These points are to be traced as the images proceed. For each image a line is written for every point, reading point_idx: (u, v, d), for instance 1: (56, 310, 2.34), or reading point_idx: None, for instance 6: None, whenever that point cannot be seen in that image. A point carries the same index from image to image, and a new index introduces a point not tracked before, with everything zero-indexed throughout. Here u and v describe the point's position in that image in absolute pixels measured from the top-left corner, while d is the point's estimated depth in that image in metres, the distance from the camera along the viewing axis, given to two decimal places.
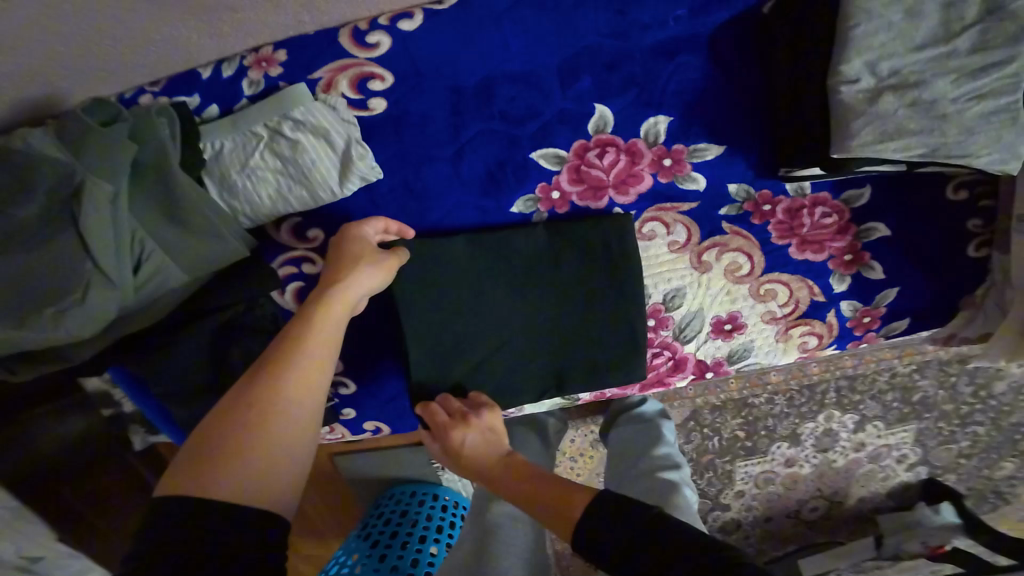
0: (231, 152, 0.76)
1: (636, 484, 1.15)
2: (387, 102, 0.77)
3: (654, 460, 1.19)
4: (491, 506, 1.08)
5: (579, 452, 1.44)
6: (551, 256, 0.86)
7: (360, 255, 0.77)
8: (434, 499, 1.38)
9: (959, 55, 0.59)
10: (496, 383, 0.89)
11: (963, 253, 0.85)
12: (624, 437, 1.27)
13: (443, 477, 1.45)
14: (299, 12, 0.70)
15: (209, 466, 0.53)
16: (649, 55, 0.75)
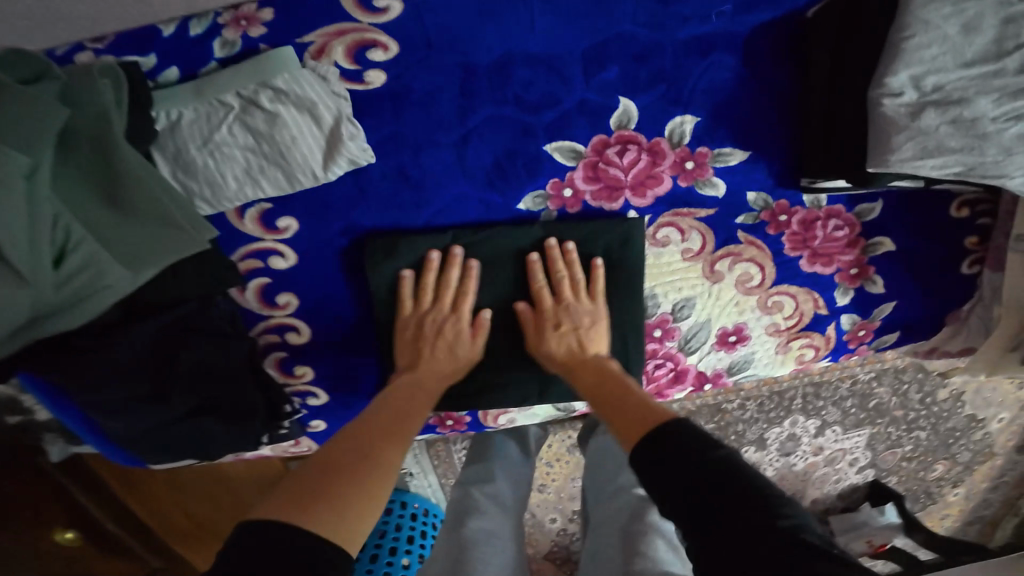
0: (192, 123, 0.65)
1: (611, 503, 1.06)
2: (386, 76, 0.68)
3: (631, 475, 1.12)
4: (467, 521, 0.98)
5: (557, 457, 1.38)
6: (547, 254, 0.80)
7: (464, 352, 0.80)
8: (401, 507, 1.33)
9: (1005, 74, 0.58)
10: (485, 378, 0.86)
11: (956, 269, 0.87)
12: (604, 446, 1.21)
13: (410, 484, 1.40)
14: None
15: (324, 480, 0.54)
16: (681, 49, 0.72)
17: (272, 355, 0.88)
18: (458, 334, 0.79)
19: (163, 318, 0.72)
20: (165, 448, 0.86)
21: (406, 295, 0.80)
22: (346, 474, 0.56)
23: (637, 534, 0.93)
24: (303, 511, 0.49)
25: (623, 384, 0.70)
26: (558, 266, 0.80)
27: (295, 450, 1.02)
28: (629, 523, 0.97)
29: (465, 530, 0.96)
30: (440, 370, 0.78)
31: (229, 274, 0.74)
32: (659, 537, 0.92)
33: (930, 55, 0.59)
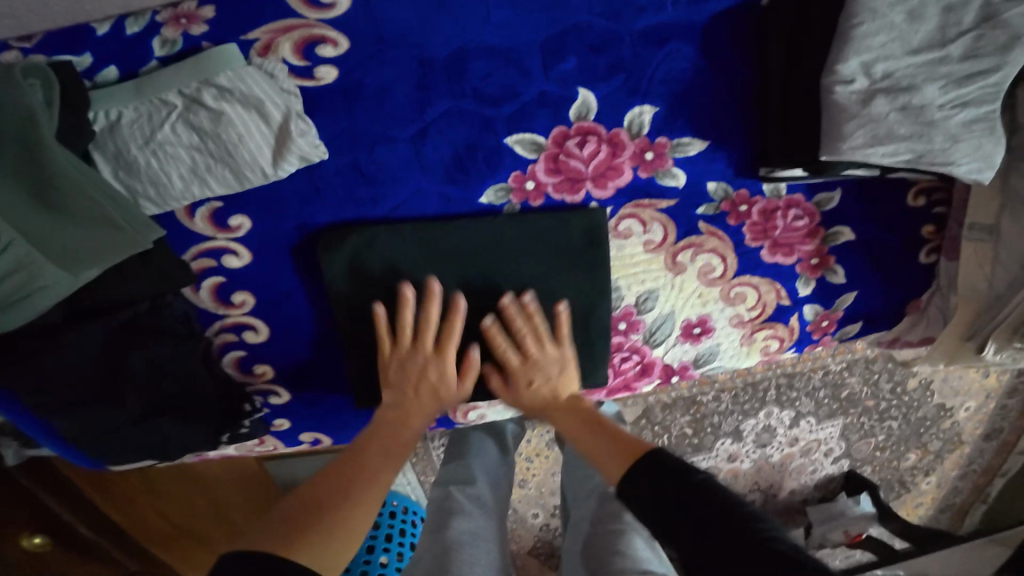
0: (133, 123, 0.63)
1: (586, 503, 1.05)
2: (338, 72, 0.66)
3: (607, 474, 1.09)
4: (450, 521, 0.98)
5: (536, 452, 1.38)
6: (511, 249, 0.80)
7: (447, 390, 0.81)
8: (381, 505, 1.33)
9: (951, 61, 0.59)
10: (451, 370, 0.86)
11: (914, 258, 0.88)
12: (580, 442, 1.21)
13: (390, 482, 1.39)
14: None
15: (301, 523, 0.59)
16: (638, 39, 0.71)
17: (229, 353, 0.86)
18: (443, 375, 0.81)
19: (115, 317, 0.71)
20: (119, 452, 0.83)
21: (384, 336, 0.79)
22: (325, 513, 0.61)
23: (615, 533, 0.94)
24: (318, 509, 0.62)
25: (600, 428, 0.77)
26: (515, 322, 0.81)
27: (260, 450, 1.00)
28: (608, 521, 0.97)
29: (448, 533, 0.95)
30: (427, 406, 0.81)
31: (179, 274, 0.73)
32: (637, 536, 0.94)
33: (878, 42, 0.59)
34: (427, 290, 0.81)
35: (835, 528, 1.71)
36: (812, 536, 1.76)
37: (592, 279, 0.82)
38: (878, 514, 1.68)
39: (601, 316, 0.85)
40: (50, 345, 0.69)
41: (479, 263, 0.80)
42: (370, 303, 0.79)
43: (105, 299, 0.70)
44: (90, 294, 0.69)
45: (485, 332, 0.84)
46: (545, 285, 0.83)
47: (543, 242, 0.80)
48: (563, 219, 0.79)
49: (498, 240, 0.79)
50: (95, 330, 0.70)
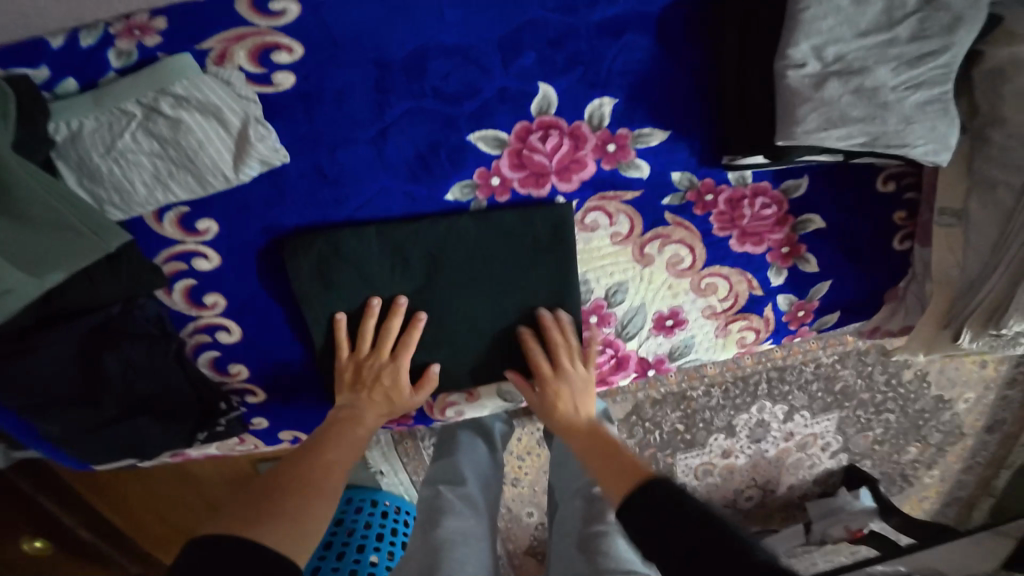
0: (93, 133, 0.63)
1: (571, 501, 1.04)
2: (295, 77, 0.67)
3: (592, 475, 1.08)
4: (441, 521, 0.97)
5: (528, 450, 1.34)
6: (477, 243, 0.80)
7: (399, 397, 0.84)
8: (372, 505, 1.34)
9: (900, 42, 0.59)
10: (428, 362, 0.86)
11: (889, 246, 0.87)
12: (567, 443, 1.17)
13: (382, 483, 1.39)
14: None
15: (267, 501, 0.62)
16: (595, 32, 0.71)
17: (204, 355, 0.86)
18: (395, 382, 0.83)
19: (89, 320, 0.73)
20: (97, 452, 0.83)
21: (343, 341, 0.82)
22: (292, 495, 0.64)
23: (598, 536, 0.93)
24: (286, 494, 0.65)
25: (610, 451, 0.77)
26: (552, 333, 0.84)
27: (243, 448, 0.99)
28: (591, 521, 0.96)
29: (439, 532, 0.95)
30: (378, 409, 0.83)
31: (151, 276, 0.73)
32: (620, 536, 0.93)
33: (828, 25, 0.59)
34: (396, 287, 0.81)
35: (837, 523, 1.68)
36: (812, 531, 1.73)
37: (559, 267, 0.82)
38: (879, 508, 1.66)
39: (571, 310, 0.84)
40: (24, 349, 0.70)
41: (447, 259, 0.80)
42: (338, 300, 0.80)
43: (76, 303, 0.71)
44: (61, 298, 0.69)
45: (456, 327, 0.84)
46: (513, 281, 0.83)
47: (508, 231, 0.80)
48: (530, 213, 0.79)
49: (463, 233, 0.79)
50: (70, 331, 0.72)
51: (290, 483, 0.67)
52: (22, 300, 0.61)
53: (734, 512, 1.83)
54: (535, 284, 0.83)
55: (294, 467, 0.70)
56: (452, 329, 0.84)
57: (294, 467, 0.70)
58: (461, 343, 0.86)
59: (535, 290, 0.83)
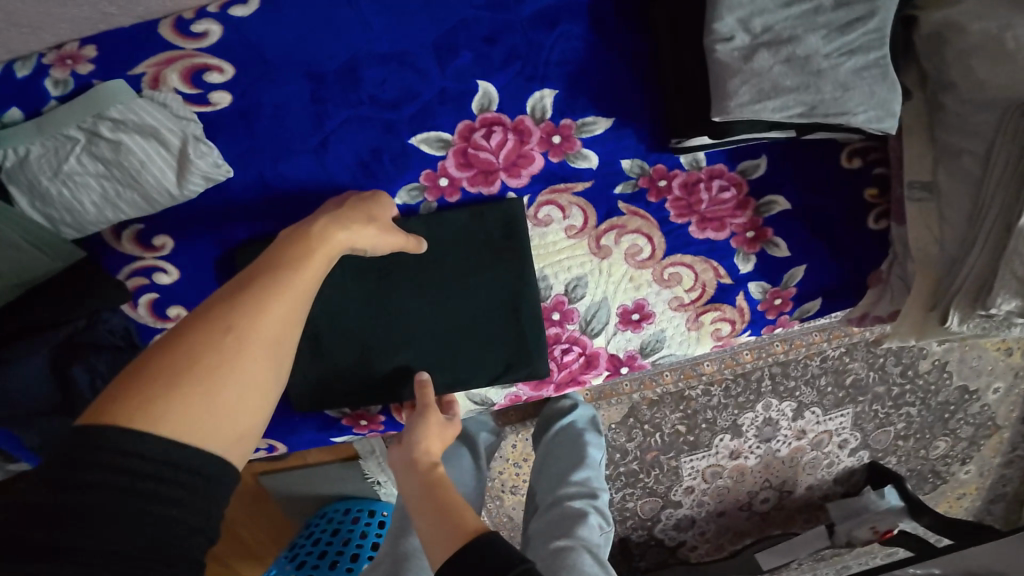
0: (41, 158, 0.67)
1: (544, 516, 1.00)
2: (232, 96, 0.70)
3: (568, 488, 1.03)
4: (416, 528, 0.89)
5: (524, 457, 1.30)
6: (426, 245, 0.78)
7: (376, 211, 0.69)
8: (370, 516, 1.33)
9: (825, 10, 0.63)
10: (387, 369, 0.82)
11: (863, 225, 0.83)
12: (547, 454, 1.11)
13: (381, 493, 1.39)
14: (99, 3, 0.63)
15: (183, 359, 0.44)
16: (528, 25, 0.73)
17: None
18: (368, 208, 0.68)
19: (55, 335, 0.71)
20: None
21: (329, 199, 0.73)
22: (207, 353, 0.45)
23: (562, 551, 0.89)
24: (183, 370, 0.44)
25: (437, 507, 0.68)
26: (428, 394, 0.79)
27: None
28: (555, 538, 0.93)
29: (411, 540, 0.87)
30: (336, 232, 0.62)
31: (116, 293, 0.73)
32: (586, 552, 0.89)
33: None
34: (349, 294, 0.80)
35: (861, 525, 1.56)
36: (836, 535, 1.58)
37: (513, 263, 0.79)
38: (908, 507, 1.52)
39: (530, 312, 0.81)
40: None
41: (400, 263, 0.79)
42: None
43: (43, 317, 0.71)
44: (27, 312, 0.71)
45: (413, 335, 0.81)
46: (471, 280, 0.80)
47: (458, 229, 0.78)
48: (482, 209, 0.77)
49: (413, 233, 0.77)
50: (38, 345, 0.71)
51: (205, 332, 0.46)
52: None
53: (752, 516, 1.70)
54: (486, 280, 0.80)
55: (224, 298, 0.49)
56: (408, 340, 0.81)
57: (226, 298, 0.49)
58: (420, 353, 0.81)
59: (489, 291, 0.80)
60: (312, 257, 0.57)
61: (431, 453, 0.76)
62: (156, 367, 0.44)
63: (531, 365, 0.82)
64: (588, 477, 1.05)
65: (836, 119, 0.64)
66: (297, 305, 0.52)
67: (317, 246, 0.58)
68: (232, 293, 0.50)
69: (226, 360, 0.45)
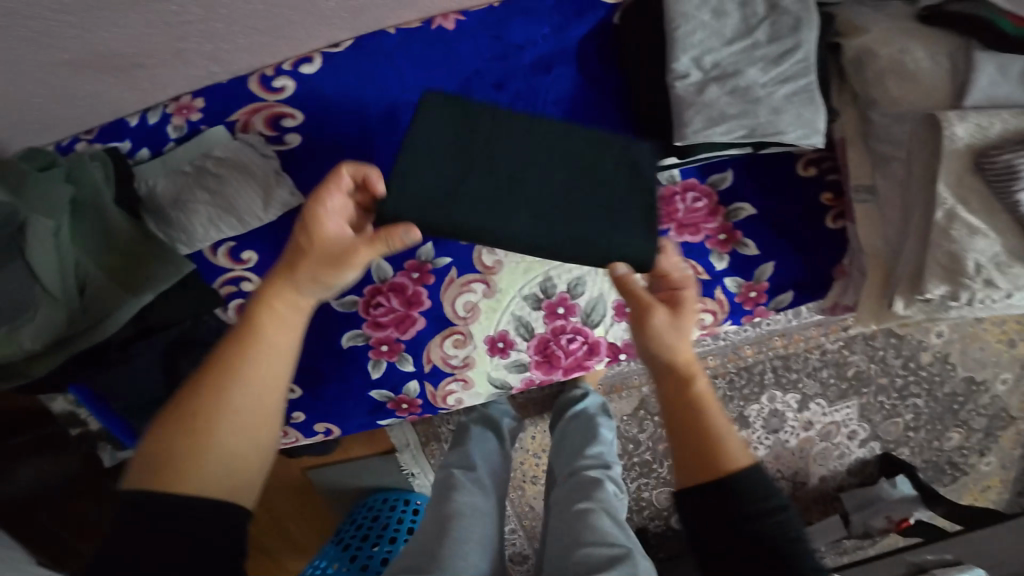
0: (164, 188, 0.89)
1: (564, 486, 1.11)
2: (300, 136, 0.90)
3: (583, 461, 1.15)
4: (453, 495, 1.06)
5: (543, 447, 1.49)
6: (445, 187, 0.72)
7: (326, 246, 0.64)
8: (405, 504, 1.50)
9: (761, 45, 0.83)
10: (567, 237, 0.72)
11: (822, 224, 0.99)
12: (565, 433, 1.27)
13: (415, 483, 1.55)
14: (208, 65, 0.84)
15: (160, 467, 0.50)
16: (528, 71, 0.92)
17: None
18: (327, 239, 0.65)
19: (169, 334, 0.92)
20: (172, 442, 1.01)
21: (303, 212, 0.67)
22: (181, 459, 0.51)
23: (585, 512, 0.99)
24: (158, 487, 0.49)
25: (696, 433, 0.62)
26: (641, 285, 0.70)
27: (286, 442, 1.15)
28: (577, 502, 1.03)
29: (451, 503, 1.04)
30: (288, 294, 0.61)
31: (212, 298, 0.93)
32: (605, 514, 0.98)
33: (699, 39, 0.83)
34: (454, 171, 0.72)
35: (876, 514, 1.58)
36: (852, 524, 1.62)
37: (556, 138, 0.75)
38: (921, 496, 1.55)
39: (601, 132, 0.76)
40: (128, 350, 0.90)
41: (453, 224, 0.71)
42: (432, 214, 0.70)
43: (161, 316, 0.90)
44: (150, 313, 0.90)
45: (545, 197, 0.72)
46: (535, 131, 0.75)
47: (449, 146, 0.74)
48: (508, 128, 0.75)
49: (427, 168, 0.72)
50: (157, 340, 0.91)
51: (175, 438, 0.51)
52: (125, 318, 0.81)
53: None
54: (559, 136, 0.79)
55: (189, 400, 0.53)
56: (574, 246, 0.72)
57: (191, 399, 0.53)
58: (616, 258, 0.72)
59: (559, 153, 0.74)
60: (265, 332, 0.58)
61: (689, 363, 0.65)
62: (139, 485, 0.50)
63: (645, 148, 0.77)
64: (601, 452, 1.17)
65: (773, 137, 0.82)
66: (256, 389, 0.55)
67: (267, 321, 0.58)
68: (180, 405, 0.53)
69: (198, 461, 0.51)
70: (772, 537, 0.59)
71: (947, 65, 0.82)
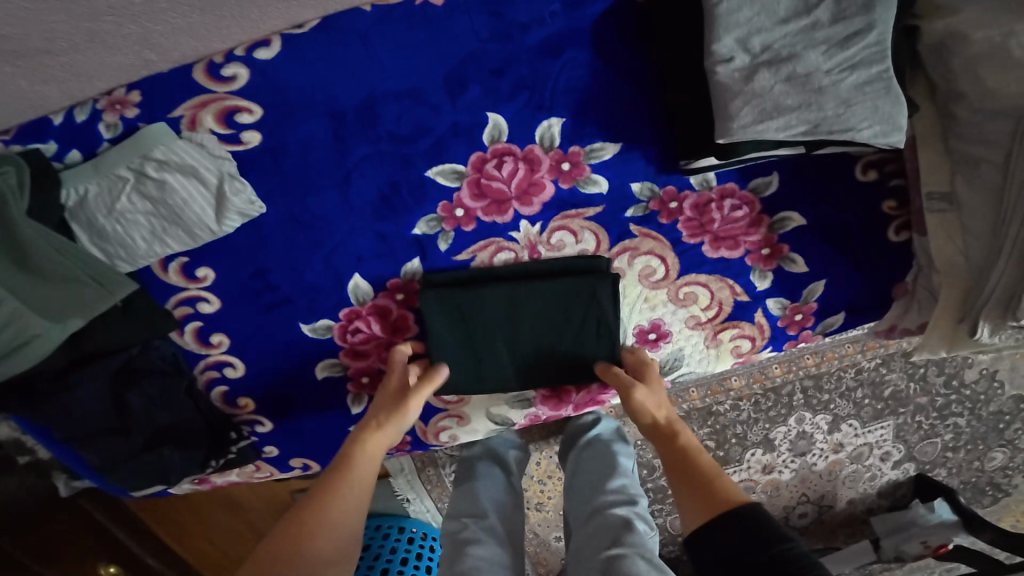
0: (97, 196, 0.72)
1: (586, 528, 0.98)
2: (261, 134, 0.74)
3: (606, 497, 1.01)
4: (466, 550, 0.93)
5: (548, 474, 1.33)
6: (475, 361, 0.86)
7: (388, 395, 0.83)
8: (400, 531, 1.34)
9: (823, 26, 0.66)
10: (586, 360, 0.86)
11: (884, 236, 0.84)
12: (578, 465, 1.10)
13: (410, 509, 1.39)
14: (141, 51, 0.67)
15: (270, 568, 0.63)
16: (533, 55, 0.75)
17: (215, 389, 0.89)
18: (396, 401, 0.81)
19: (112, 362, 0.77)
20: (130, 482, 0.87)
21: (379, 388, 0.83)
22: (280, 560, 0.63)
23: (615, 560, 0.86)
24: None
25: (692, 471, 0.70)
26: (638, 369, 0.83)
27: (259, 477, 1.01)
28: (606, 548, 0.90)
29: (465, 561, 0.91)
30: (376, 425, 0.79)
31: (162, 321, 0.78)
32: (640, 559, 0.85)
33: (745, 17, 0.65)
34: (486, 318, 0.83)
35: (908, 539, 1.39)
36: (882, 549, 1.44)
37: (538, 290, 0.81)
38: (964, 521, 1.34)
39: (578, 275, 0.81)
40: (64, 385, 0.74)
41: (491, 385, 0.87)
42: (485, 366, 0.86)
43: (104, 343, 0.75)
44: (88, 340, 0.74)
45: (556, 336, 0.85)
46: (528, 288, 0.81)
47: (461, 332, 0.84)
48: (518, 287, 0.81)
49: (462, 341, 0.84)
50: (102, 369, 0.76)
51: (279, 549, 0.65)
52: (49, 346, 0.67)
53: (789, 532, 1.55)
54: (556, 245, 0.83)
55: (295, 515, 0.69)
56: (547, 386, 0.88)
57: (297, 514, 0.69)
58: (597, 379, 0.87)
59: (543, 306, 0.83)
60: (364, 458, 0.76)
61: (669, 417, 0.79)
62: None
63: (610, 284, 0.81)
64: (624, 485, 1.03)
65: (840, 136, 0.68)
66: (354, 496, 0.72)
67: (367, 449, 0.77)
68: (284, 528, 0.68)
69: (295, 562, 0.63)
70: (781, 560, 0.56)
71: None
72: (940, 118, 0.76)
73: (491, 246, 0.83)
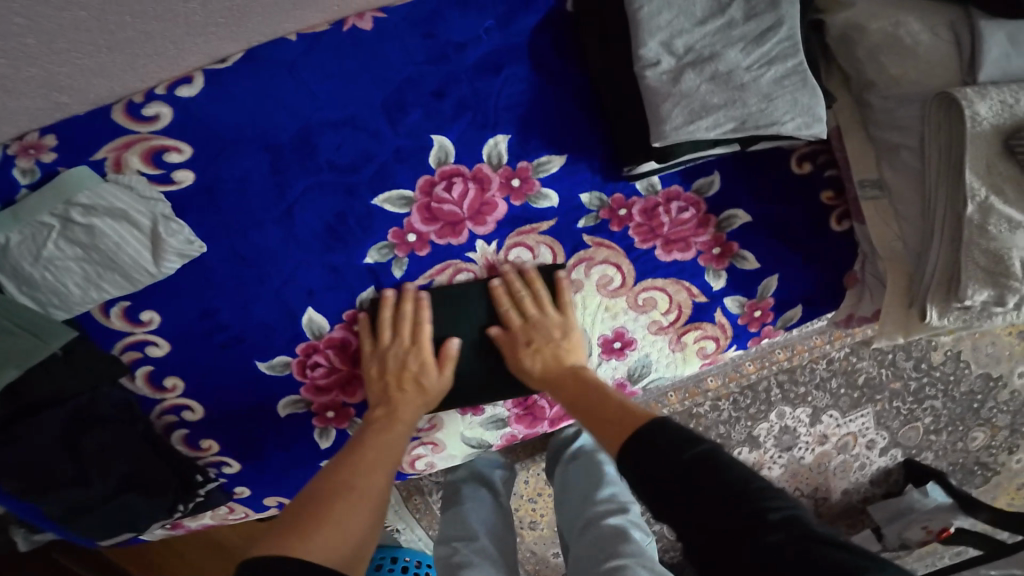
0: (20, 245, 0.69)
1: (582, 542, 0.94)
2: (194, 173, 0.73)
3: (597, 508, 0.98)
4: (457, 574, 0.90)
5: (537, 492, 1.30)
6: None
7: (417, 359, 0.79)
8: (393, 562, 1.25)
9: (737, 24, 0.71)
10: None
11: (828, 227, 0.86)
12: (567, 479, 1.05)
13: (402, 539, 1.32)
14: (54, 94, 0.66)
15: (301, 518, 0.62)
16: (473, 73, 0.77)
17: (175, 432, 0.84)
18: (423, 364, 0.79)
19: (50, 416, 0.73)
20: (94, 532, 0.83)
21: (382, 329, 0.79)
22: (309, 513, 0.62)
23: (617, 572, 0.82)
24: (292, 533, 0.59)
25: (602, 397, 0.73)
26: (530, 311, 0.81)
27: (235, 517, 0.96)
28: (606, 560, 0.86)
29: None
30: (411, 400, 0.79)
31: (109, 368, 0.75)
32: (642, 569, 0.83)
33: (666, 20, 0.70)
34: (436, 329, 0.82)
35: (910, 526, 1.38)
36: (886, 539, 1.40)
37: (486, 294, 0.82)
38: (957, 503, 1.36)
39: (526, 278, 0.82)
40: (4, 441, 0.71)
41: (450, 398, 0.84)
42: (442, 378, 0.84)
43: (42, 396, 0.72)
44: (26, 391, 0.71)
45: None
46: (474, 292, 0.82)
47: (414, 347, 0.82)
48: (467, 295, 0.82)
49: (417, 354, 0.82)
50: (49, 421, 0.72)
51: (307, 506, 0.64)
52: None
53: None
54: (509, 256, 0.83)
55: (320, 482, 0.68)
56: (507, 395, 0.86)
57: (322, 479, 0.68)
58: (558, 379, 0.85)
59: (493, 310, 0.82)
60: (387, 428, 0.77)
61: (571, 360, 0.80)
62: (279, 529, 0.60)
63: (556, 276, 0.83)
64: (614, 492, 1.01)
65: (767, 129, 0.70)
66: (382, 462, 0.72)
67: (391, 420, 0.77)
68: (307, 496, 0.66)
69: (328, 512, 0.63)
70: (695, 454, 0.58)
71: (953, 36, 0.73)
72: (860, 107, 0.81)
73: (449, 269, 0.82)
